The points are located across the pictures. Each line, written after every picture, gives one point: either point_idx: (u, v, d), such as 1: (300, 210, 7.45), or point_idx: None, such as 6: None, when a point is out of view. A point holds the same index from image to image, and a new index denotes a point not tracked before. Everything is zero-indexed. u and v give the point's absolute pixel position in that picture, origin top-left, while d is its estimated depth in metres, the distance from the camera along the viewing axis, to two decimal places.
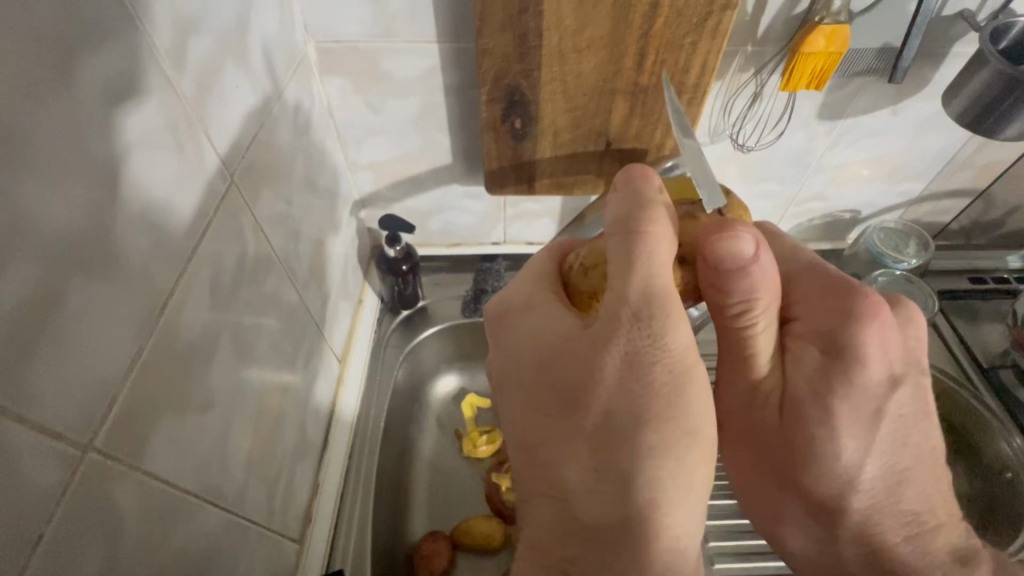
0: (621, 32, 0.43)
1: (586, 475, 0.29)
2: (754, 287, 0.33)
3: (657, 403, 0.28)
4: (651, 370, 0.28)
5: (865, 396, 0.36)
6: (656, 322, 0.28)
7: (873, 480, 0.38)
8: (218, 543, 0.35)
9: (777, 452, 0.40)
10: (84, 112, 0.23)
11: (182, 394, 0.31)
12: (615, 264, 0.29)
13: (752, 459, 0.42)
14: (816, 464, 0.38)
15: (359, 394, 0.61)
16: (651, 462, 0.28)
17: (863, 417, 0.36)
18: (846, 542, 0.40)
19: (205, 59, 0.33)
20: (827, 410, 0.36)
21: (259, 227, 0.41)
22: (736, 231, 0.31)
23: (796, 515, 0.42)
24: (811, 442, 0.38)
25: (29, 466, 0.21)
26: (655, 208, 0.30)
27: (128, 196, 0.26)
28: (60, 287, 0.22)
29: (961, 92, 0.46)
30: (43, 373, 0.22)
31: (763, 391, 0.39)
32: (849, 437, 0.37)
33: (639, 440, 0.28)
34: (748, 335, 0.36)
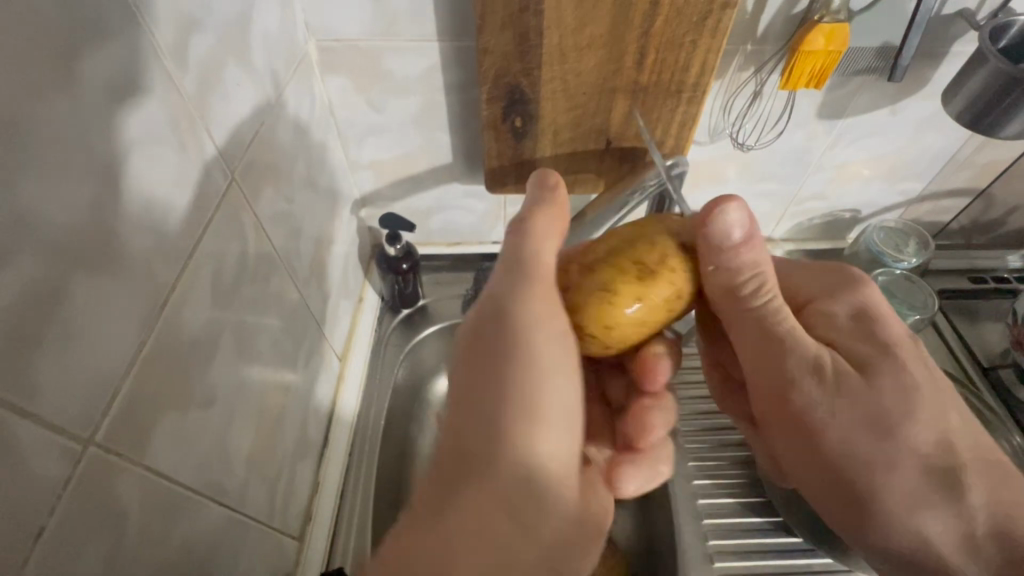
0: (621, 31, 0.43)
1: (459, 431, 0.33)
2: (758, 260, 0.36)
3: (511, 353, 0.35)
4: (505, 326, 0.35)
5: (914, 347, 0.39)
6: (517, 286, 0.36)
7: (959, 433, 0.38)
8: (218, 540, 0.35)
9: (867, 424, 0.37)
10: (88, 108, 0.24)
11: (184, 390, 0.31)
12: (507, 246, 0.38)
13: (843, 442, 0.37)
14: (908, 421, 0.36)
15: (359, 393, 0.61)
16: (497, 404, 0.33)
17: (916, 354, 0.38)
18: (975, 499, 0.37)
19: (207, 57, 0.33)
20: (895, 356, 0.37)
21: (260, 226, 0.41)
22: (727, 206, 0.35)
23: (908, 496, 0.37)
24: (899, 396, 0.36)
25: (30, 459, 0.22)
26: (548, 205, 0.38)
27: (130, 192, 0.26)
28: (63, 283, 0.23)
29: (961, 91, 0.46)
30: (45, 367, 0.22)
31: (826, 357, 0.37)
32: (921, 375, 0.37)
33: (494, 391, 0.34)
34: (778, 313, 0.37)
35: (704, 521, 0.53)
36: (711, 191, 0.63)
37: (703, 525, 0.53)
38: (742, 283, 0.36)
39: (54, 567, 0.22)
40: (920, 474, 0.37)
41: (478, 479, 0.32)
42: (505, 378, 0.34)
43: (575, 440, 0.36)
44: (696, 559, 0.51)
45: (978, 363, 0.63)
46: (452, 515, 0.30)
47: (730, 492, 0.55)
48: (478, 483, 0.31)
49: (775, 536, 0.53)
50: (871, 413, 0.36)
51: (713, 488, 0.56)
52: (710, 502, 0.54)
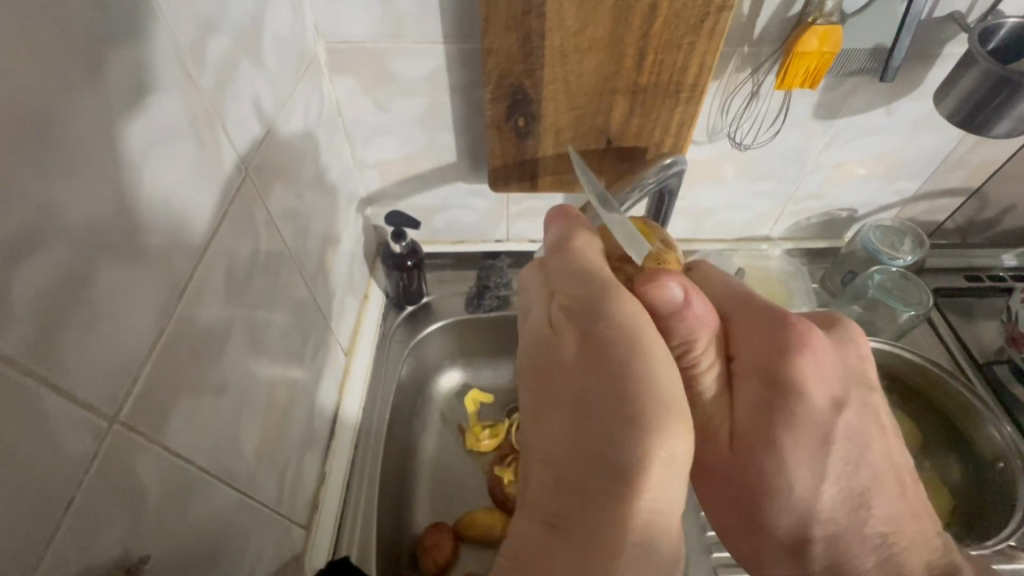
0: (621, 33, 0.45)
1: (576, 430, 0.30)
2: (692, 328, 0.36)
3: (629, 360, 0.31)
4: (609, 336, 0.32)
5: (811, 423, 0.35)
6: (606, 300, 0.33)
7: (833, 512, 0.37)
8: (231, 523, 0.36)
9: (732, 493, 0.39)
10: (113, 104, 0.25)
11: (199, 373, 0.32)
12: (562, 271, 0.36)
13: (716, 503, 0.41)
14: (772, 501, 0.37)
15: (364, 388, 0.62)
16: (624, 418, 0.29)
17: (812, 445, 0.36)
18: (816, 570, 0.38)
19: (222, 57, 0.34)
20: (770, 444, 0.36)
21: (271, 222, 0.42)
22: (660, 280, 0.35)
23: (767, 557, 0.40)
24: (766, 480, 0.37)
25: (61, 432, 0.22)
26: (582, 240, 0.38)
27: (149, 184, 0.27)
28: (86, 267, 0.24)
29: (953, 91, 0.47)
30: (75, 348, 0.23)
31: (713, 428, 0.38)
32: (799, 463, 0.36)
33: (604, 384, 0.30)
34: (693, 374, 0.39)
35: (702, 513, 0.54)
36: (710, 190, 0.65)
37: (701, 516, 0.54)
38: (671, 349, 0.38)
39: (80, 540, 0.23)
40: (774, 543, 0.39)
41: (605, 501, 0.28)
42: (624, 366, 0.30)
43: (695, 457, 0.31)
44: (696, 549, 0.52)
45: (972, 357, 0.64)
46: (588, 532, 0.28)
47: None
48: (620, 481, 0.28)
49: None
50: (734, 484, 0.38)
51: None
52: None
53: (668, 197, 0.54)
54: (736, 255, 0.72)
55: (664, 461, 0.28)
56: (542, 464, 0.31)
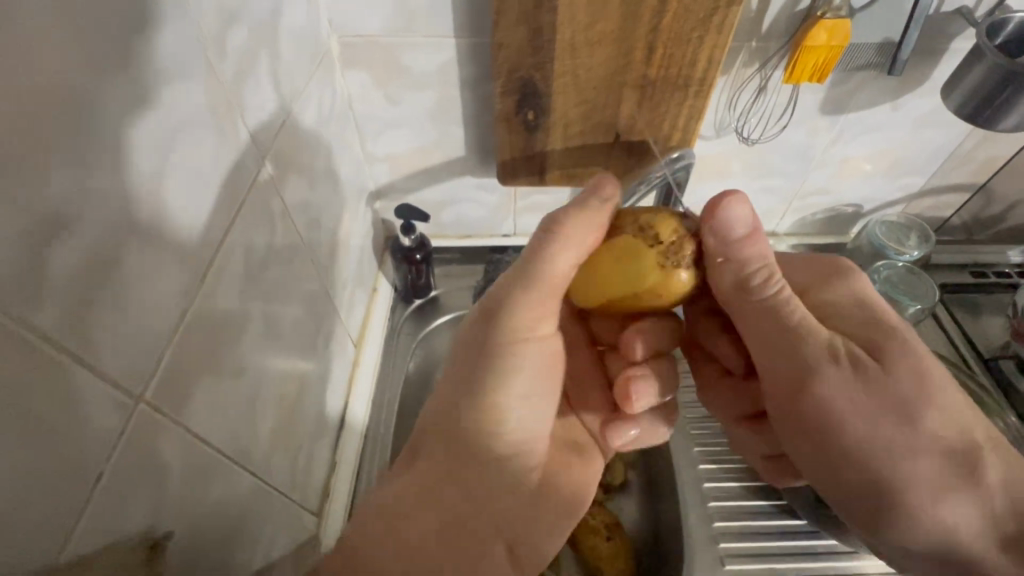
0: (632, 27, 0.45)
1: (465, 408, 0.41)
2: (767, 252, 0.37)
3: (502, 372, 0.41)
4: (508, 351, 0.41)
5: (910, 330, 0.39)
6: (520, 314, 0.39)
7: (972, 412, 0.38)
8: (247, 504, 0.37)
9: (892, 411, 0.36)
10: (145, 90, 0.26)
11: (218, 356, 0.33)
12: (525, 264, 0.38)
13: (869, 439, 0.37)
14: (928, 406, 0.36)
15: (374, 379, 0.63)
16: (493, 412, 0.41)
17: (922, 345, 0.38)
18: (989, 477, 0.37)
19: (242, 49, 0.35)
20: (899, 340, 0.37)
21: (287, 213, 0.43)
22: (733, 196, 0.35)
23: (934, 487, 0.37)
24: (922, 385, 0.36)
25: (91, 408, 0.23)
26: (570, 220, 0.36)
27: (175, 169, 0.28)
28: (118, 247, 0.24)
29: (960, 85, 0.48)
30: (105, 327, 0.24)
31: (836, 350, 0.37)
32: (929, 355, 0.38)
33: (477, 409, 0.41)
34: (785, 306, 0.37)
35: (709, 504, 0.55)
36: (716, 185, 0.65)
37: (708, 506, 0.54)
38: (752, 274, 0.36)
39: (107, 513, 0.24)
40: (937, 467, 0.37)
41: (444, 448, 0.41)
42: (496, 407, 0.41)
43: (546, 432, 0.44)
44: (702, 539, 0.52)
45: (978, 354, 0.64)
46: (453, 467, 0.41)
47: (736, 476, 0.56)
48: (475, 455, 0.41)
49: (778, 519, 0.54)
50: (889, 399, 0.36)
51: (718, 472, 0.57)
52: (715, 486, 0.56)
53: (676, 191, 0.55)
54: None
55: (504, 452, 0.42)
56: (443, 430, 0.42)
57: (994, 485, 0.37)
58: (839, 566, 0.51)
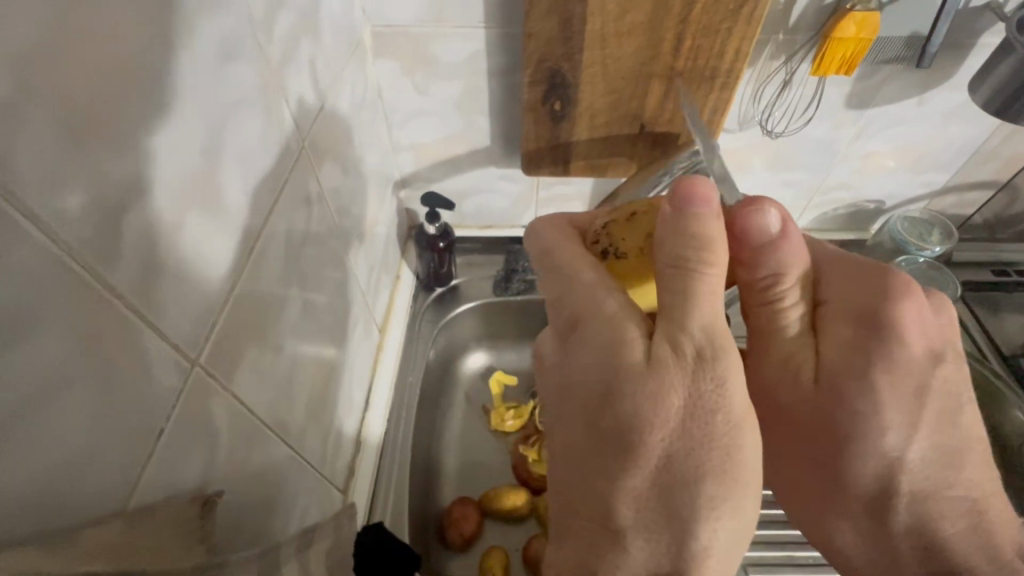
0: (660, 19, 0.46)
1: (654, 509, 0.28)
2: (784, 261, 0.34)
3: (714, 454, 0.28)
4: (711, 418, 0.28)
5: (907, 375, 0.35)
6: (719, 369, 0.28)
7: (923, 466, 0.36)
8: (283, 474, 0.38)
9: (819, 427, 0.37)
10: (202, 69, 0.27)
11: (261, 330, 0.34)
12: (675, 300, 0.28)
13: (792, 439, 0.40)
14: (858, 444, 0.37)
15: (397, 363, 0.64)
16: (707, 510, 0.28)
17: (907, 396, 0.35)
18: (896, 524, 0.38)
19: (288, 34, 0.36)
20: (866, 381, 0.35)
21: (322, 195, 0.44)
22: (761, 205, 0.33)
23: (843, 506, 0.39)
24: (860, 421, 0.36)
25: (155, 368, 0.24)
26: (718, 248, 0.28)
27: (227, 146, 0.30)
28: (178, 216, 0.26)
29: (988, 79, 0.48)
30: (167, 291, 0.25)
31: (796, 365, 0.37)
32: (894, 409, 0.35)
33: (697, 517, 0.28)
34: (775, 315, 0.36)
35: None
36: (738, 178, 0.65)
37: None
38: (759, 282, 0.35)
39: (166, 466, 0.25)
40: (849, 494, 0.39)
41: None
42: (709, 494, 0.28)
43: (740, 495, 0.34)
44: None
45: (997, 347, 0.64)
46: None
47: None
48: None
49: None
50: (818, 418, 0.37)
51: None
52: None
53: None
54: None
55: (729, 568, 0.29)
56: (631, 549, 0.29)
57: (900, 532, 0.38)
58: None
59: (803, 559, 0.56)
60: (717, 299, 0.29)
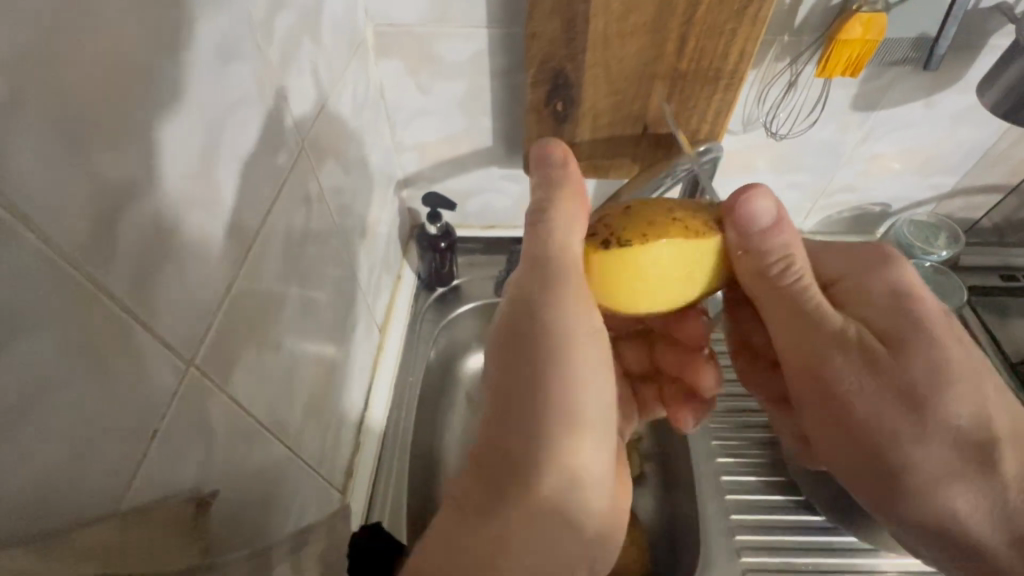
0: (664, 19, 0.46)
1: (494, 412, 0.37)
2: (786, 242, 0.36)
3: (535, 364, 0.36)
4: (535, 337, 0.36)
5: (943, 324, 0.38)
6: (551, 297, 0.35)
7: (998, 409, 0.38)
8: (281, 474, 0.38)
9: (900, 398, 0.37)
10: (201, 68, 0.27)
11: (259, 330, 0.34)
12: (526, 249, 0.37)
13: (876, 426, 0.38)
14: (941, 394, 0.37)
15: (398, 363, 0.64)
16: (529, 411, 0.35)
17: (957, 344, 0.37)
18: (1006, 470, 0.37)
19: (288, 34, 0.36)
20: (922, 332, 0.37)
21: (322, 195, 0.44)
22: (756, 189, 0.34)
23: (941, 468, 0.38)
24: (936, 377, 0.36)
25: (150, 369, 0.24)
26: (568, 207, 0.35)
27: (225, 145, 0.29)
28: (175, 216, 0.26)
29: (997, 82, 0.47)
30: (162, 291, 0.25)
31: (852, 336, 0.37)
32: (956, 354, 0.37)
33: (518, 416, 0.36)
34: (801, 293, 0.37)
35: (727, 496, 0.55)
36: (742, 180, 0.65)
37: (726, 499, 0.55)
38: (772, 265, 0.36)
39: (162, 466, 0.25)
40: (947, 448, 0.38)
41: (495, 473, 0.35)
42: (538, 401, 0.36)
43: (608, 448, 0.38)
44: (719, 530, 0.53)
45: (1006, 357, 0.63)
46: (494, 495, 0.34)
47: (755, 470, 0.56)
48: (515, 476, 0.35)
49: (795, 515, 0.54)
50: (894, 381, 0.37)
51: (736, 466, 0.57)
52: (732, 479, 0.56)
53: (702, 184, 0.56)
54: None
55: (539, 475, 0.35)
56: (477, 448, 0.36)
57: (1011, 479, 0.37)
58: (854, 562, 0.51)
59: (802, 567, 0.51)
60: (565, 242, 0.35)
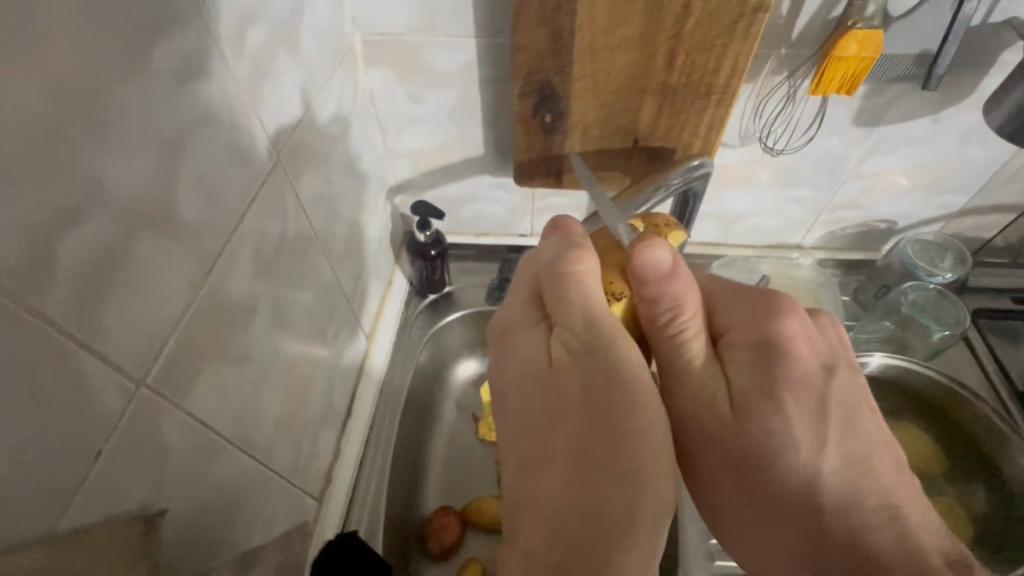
0: (653, 32, 0.44)
1: (571, 485, 0.31)
2: (679, 294, 0.36)
3: (611, 418, 0.31)
4: (612, 389, 0.32)
5: (807, 390, 0.35)
6: (608, 350, 0.32)
7: (836, 479, 0.35)
8: (246, 486, 0.38)
9: (735, 458, 0.36)
10: (157, 90, 0.27)
11: (223, 345, 0.34)
12: (557, 308, 0.35)
13: (715, 478, 0.37)
14: (773, 465, 0.35)
15: (389, 350, 0.66)
16: (622, 471, 0.30)
17: (810, 413, 0.34)
18: (829, 551, 0.34)
19: (261, 48, 0.36)
20: (773, 398, 0.34)
21: (300, 207, 0.44)
22: (653, 243, 0.35)
23: (784, 543, 0.36)
24: (766, 437, 0.35)
25: (94, 391, 0.25)
26: (587, 264, 0.35)
27: (184, 164, 0.29)
28: (127, 239, 0.26)
29: (1003, 102, 0.45)
30: (109, 314, 0.25)
31: (712, 397, 0.36)
32: (801, 425, 0.34)
33: (602, 481, 0.30)
34: (681, 346, 0.36)
35: None
36: (740, 194, 0.63)
37: (706, 522, 0.54)
38: (660, 313, 0.36)
39: (105, 487, 0.26)
40: (779, 520, 0.36)
41: (600, 555, 0.29)
42: (629, 455, 0.30)
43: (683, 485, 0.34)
44: (698, 553, 0.52)
45: (1013, 385, 0.60)
46: None
47: None
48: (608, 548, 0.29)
49: None
50: (732, 448, 0.35)
51: None
52: None
53: (692, 199, 0.54)
54: (765, 262, 0.70)
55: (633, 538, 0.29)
56: (556, 530, 0.30)
57: (834, 559, 0.34)
58: None
59: None
60: (594, 292, 0.35)
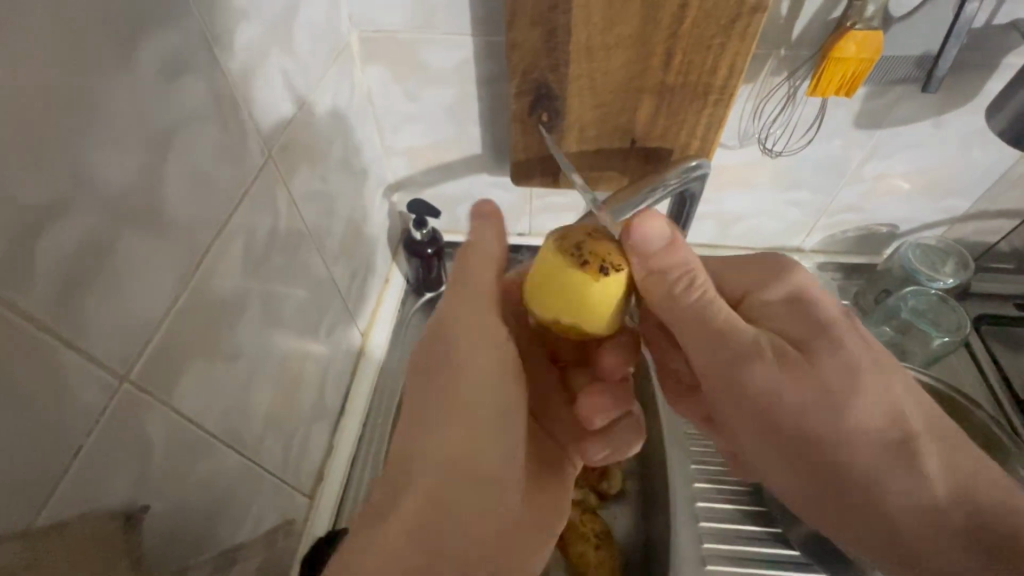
0: (649, 31, 0.44)
1: (443, 451, 0.36)
2: (687, 257, 0.36)
3: (479, 393, 0.38)
4: (482, 369, 0.39)
5: (850, 328, 0.37)
6: (484, 335, 0.39)
7: (913, 407, 0.36)
8: (233, 483, 0.38)
9: (819, 404, 0.35)
10: (145, 87, 0.27)
11: (211, 341, 0.34)
12: (460, 293, 0.40)
13: (801, 431, 0.36)
14: (857, 400, 0.35)
15: (388, 337, 0.67)
16: (479, 438, 0.38)
17: (863, 346, 0.36)
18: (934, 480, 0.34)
19: (253, 44, 0.36)
20: (832, 337, 0.36)
21: (293, 204, 0.44)
22: (649, 215, 0.35)
23: (887, 489, 0.35)
24: (846, 381, 0.35)
25: (75, 387, 0.25)
26: (490, 250, 0.40)
27: (173, 161, 0.29)
28: (112, 236, 0.26)
29: (1006, 106, 0.44)
30: (93, 310, 0.25)
31: (769, 349, 0.36)
32: (863, 359, 0.36)
33: (466, 445, 0.37)
34: (715, 308, 0.36)
35: (701, 524, 0.53)
36: (739, 195, 0.63)
37: (699, 526, 0.53)
38: (676, 283, 0.36)
39: (86, 482, 0.26)
40: (879, 463, 0.34)
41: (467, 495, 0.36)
42: (483, 425, 0.38)
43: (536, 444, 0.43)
44: (690, 558, 0.51)
45: (1016, 395, 0.59)
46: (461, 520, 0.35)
47: (733, 498, 0.54)
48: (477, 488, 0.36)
49: (771, 548, 0.52)
50: (820, 392, 0.35)
51: (714, 492, 0.55)
52: (707, 506, 0.54)
53: (688, 201, 0.54)
54: None
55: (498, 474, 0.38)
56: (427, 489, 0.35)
57: (939, 488, 0.34)
58: None
59: None
60: (486, 280, 0.40)
